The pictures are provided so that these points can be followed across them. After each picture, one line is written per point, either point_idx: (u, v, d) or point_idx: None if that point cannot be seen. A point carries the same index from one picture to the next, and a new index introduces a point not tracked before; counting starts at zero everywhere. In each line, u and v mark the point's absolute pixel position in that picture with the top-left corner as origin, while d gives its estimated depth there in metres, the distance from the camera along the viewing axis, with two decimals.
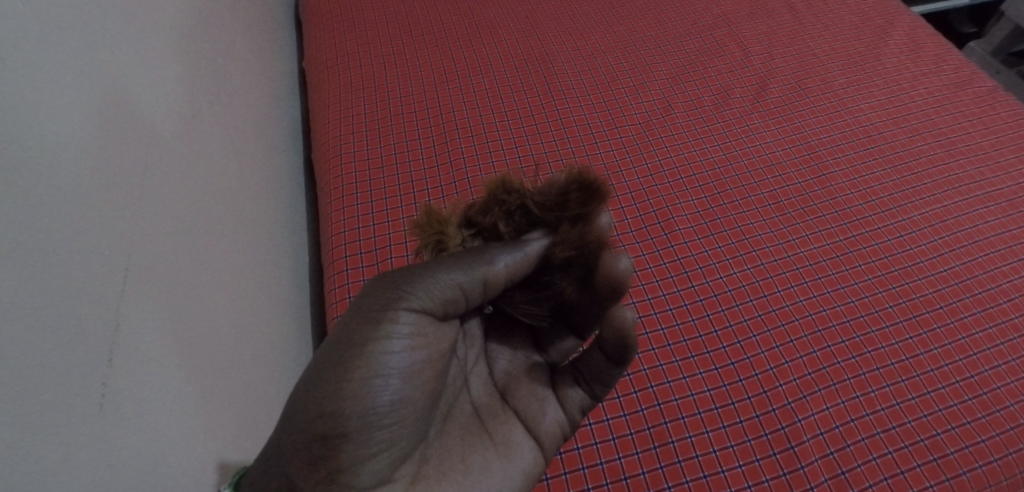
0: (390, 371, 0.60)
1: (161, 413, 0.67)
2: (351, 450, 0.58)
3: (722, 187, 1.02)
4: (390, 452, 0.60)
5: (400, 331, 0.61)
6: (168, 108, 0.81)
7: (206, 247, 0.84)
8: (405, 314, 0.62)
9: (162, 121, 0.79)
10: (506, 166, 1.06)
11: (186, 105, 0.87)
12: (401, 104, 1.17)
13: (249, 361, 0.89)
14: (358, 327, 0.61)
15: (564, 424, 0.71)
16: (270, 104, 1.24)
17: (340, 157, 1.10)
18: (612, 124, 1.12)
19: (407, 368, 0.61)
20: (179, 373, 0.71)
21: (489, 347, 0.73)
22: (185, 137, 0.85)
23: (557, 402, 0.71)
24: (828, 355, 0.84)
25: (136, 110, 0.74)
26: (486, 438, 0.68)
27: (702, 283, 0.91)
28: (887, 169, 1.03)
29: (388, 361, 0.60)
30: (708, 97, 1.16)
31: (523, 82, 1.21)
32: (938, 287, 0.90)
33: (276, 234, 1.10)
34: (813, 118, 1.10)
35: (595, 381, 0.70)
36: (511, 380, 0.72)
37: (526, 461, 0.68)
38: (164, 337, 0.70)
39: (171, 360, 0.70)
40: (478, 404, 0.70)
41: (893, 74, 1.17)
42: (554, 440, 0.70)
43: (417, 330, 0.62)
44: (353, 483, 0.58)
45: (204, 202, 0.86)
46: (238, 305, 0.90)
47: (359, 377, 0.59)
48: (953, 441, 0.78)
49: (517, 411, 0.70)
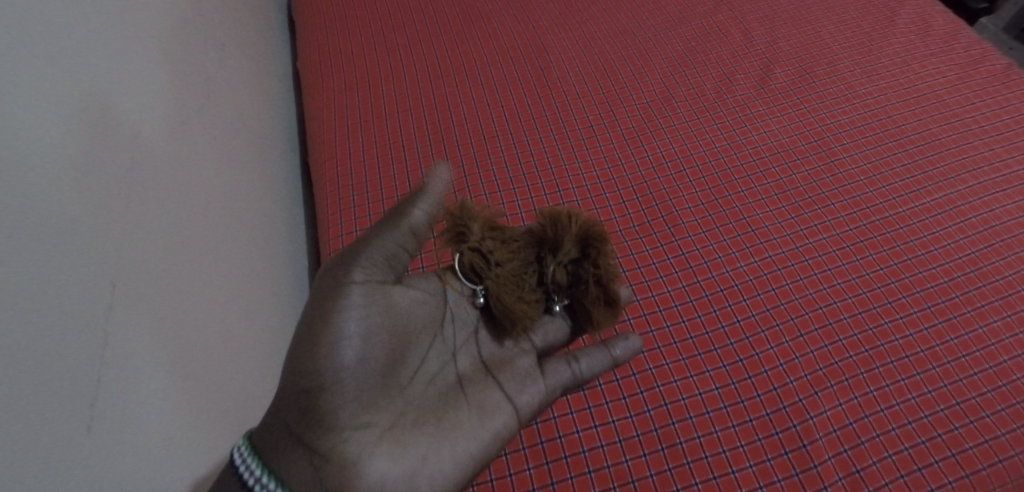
0: (353, 328, 0.62)
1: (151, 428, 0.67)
2: (333, 400, 0.60)
3: (726, 177, 1.00)
4: (364, 402, 0.62)
5: (355, 289, 0.64)
6: (155, 120, 0.81)
7: (199, 257, 0.84)
8: (357, 276, 0.65)
9: (150, 133, 0.79)
10: (505, 162, 1.04)
11: (175, 114, 0.87)
12: (397, 103, 1.15)
13: (249, 369, 0.89)
14: (322, 294, 0.64)
15: (543, 395, 0.70)
16: (264, 108, 1.23)
17: (335, 159, 1.08)
18: (613, 116, 1.10)
19: (370, 322, 0.64)
20: (171, 385, 0.71)
21: (480, 336, 0.75)
22: (174, 147, 0.84)
23: (542, 376, 0.72)
24: (839, 350, 0.82)
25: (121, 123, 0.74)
26: (463, 401, 0.68)
27: (707, 278, 0.90)
28: (898, 153, 0.99)
29: (348, 320, 0.63)
30: (710, 84, 1.13)
31: (521, 75, 1.18)
32: (953, 275, 0.87)
33: (275, 239, 1.09)
34: (819, 103, 1.07)
35: (585, 358, 0.73)
36: (494, 357, 0.73)
37: (500, 424, 0.67)
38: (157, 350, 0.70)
39: (164, 373, 0.71)
40: (461, 375, 0.71)
41: (902, 54, 1.14)
42: (532, 411, 0.69)
43: (371, 289, 0.66)
44: (338, 430, 0.60)
45: (196, 213, 0.86)
46: (238, 313, 0.90)
47: (329, 335, 0.61)
48: (971, 436, 0.75)
49: (498, 383, 0.70)
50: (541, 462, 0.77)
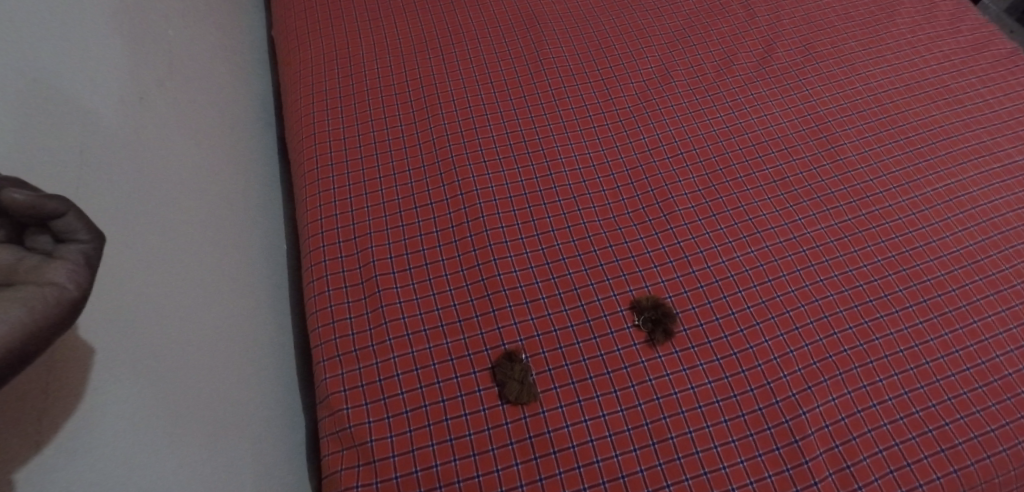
0: None
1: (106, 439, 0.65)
2: None
3: (724, 162, 0.97)
4: None
5: None
6: (101, 100, 0.75)
7: (161, 251, 0.80)
8: None
9: (96, 114, 0.74)
10: (494, 142, 1.00)
11: (129, 90, 0.81)
12: (379, 76, 1.09)
13: (223, 359, 0.85)
14: None
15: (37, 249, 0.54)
16: (236, 79, 1.17)
17: (313, 135, 1.03)
18: (608, 95, 1.05)
19: None
20: (125, 391, 0.68)
21: None
22: (127, 129, 0.79)
23: None
24: (834, 344, 0.80)
25: (60, 105, 0.68)
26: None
27: (702, 268, 0.87)
28: (899, 141, 0.97)
29: None
30: (709, 63, 1.08)
31: (511, 49, 1.12)
32: (950, 269, 0.86)
33: (252, 219, 1.04)
34: (821, 86, 1.04)
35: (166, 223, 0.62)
36: None
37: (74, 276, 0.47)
38: (109, 353, 0.67)
39: (118, 378, 0.68)
40: None
41: (907, 35, 1.10)
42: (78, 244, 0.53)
43: None
44: None
45: (153, 199, 0.81)
46: (207, 303, 0.86)
47: None
48: (962, 432, 0.75)
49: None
50: (528, 458, 0.75)
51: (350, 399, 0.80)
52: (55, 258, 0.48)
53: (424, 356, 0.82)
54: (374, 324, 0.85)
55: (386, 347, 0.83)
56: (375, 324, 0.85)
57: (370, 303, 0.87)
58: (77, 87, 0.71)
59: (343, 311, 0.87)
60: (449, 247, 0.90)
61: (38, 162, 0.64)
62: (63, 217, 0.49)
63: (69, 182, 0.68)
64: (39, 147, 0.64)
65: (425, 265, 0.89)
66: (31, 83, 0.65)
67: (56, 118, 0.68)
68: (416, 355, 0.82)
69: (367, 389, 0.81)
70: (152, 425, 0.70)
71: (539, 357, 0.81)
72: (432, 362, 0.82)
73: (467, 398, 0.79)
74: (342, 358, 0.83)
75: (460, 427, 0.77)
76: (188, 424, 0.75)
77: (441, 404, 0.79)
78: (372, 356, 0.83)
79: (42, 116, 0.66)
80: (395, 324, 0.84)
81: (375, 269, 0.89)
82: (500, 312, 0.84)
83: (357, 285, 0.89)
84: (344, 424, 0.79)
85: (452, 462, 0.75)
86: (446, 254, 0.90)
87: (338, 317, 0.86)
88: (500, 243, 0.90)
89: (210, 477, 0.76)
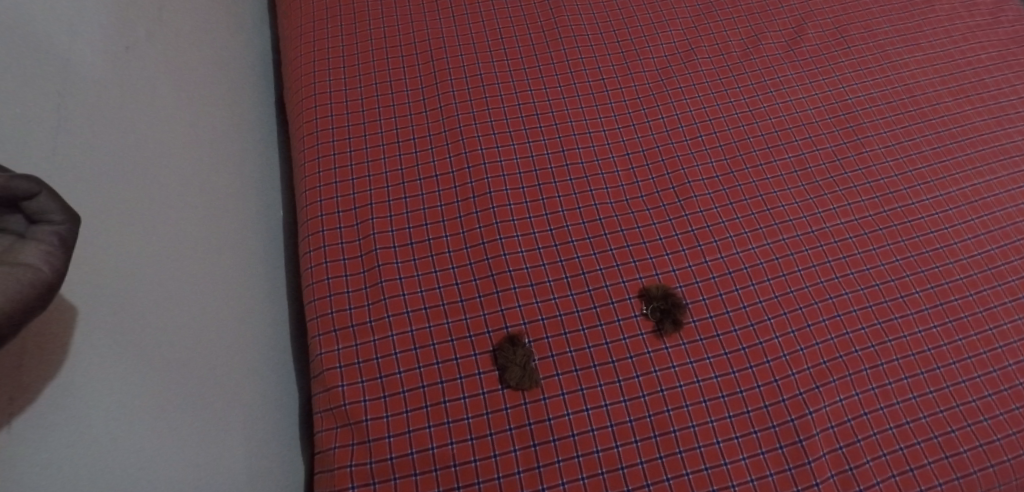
0: None
1: (91, 412, 0.61)
2: None
3: (745, 147, 0.93)
4: None
5: None
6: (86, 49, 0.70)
7: (149, 215, 0.76)
8: None
9: (81, 64, 0.69)
10: (505, 113, 0.95)
11: (115, 39, 0.75)
12: (387, 36, 1.04)
13: (216, 327, 0.83)
14: None
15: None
16: (232, 30, 1.10)
17: (313, 96, 0.97)
18: (628, 69, 1.00)
19: None
20: (112, 360, 0.65)
21: None
22: (113, 83, 0.74)
23: None
24: (845, 343, 0.78)
25: (40, 54, 0.64)
26: None
27: (716, 258, 0.84)
28: (928, 135, 0.93)
29: None
30: (735, 41, 1.03)
31: (528, 14, 1.07)
32: (969, 273, 0.83)
33: (247, 180, 1.00)
34: (851, 72, 0.99)
35: None
36: None
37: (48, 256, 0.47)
38: (94, 322, 0.64)
39: (105, 347, 0.65)
40: None
41: (945, 23, 1.06)
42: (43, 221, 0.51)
43: None
44: None
45: (143, 158, 0.77)
46: (200, 269, 0.82)
47: None
48: (967, 439, 0.74)
49: None
50: (526, 445, 0.74)
51: (346, 376, 0.78)
52: (28, 240, 0.47)
53: (424, 335, 0.79)
54: (372, 299, 0.82)
55: (384, 324, 0.80)
56: (373, 300, 0.82)
57: (368, 278, 0.84)
58: (57, 37, 0.66)
59: (341, 284, 0.83)
60: (453, 222, 0.87)
61: (16, 115, 0.59)
62: (37, 197, 0.48)
63: (50, 138, 0.63)
64: (19, 102, 0.60)
65: (426, 240, 0.86)
66: (10, 35, 0.61)
67: (35, 73, 0.63)
68: (415, 334, 0.80)
69: (363, 366, 0.78)
70: (141, 395, 0.68)
71: (542, 342, 0.79)
72: (431, 342, 0.79)
73: (466, 380, 0.77)
74: (338, 333, 0.80)
75: (458, 410, 0.75)
76: (177, 396, 0.72)
77: (440, 385, 0.77)
78: (369, 333, 0.80)
79: (19, 71, 0.61)
80: (394, 301, 0.81)
81: (375, 242, 0.85)
82: (504, 293, 0.82)
83: (356, 259, 0.85)
84: (339, 402, 0.76)
85: (448, 445, 0.74)
86: (449, 230, 0.86)
87: (335, 291, 0.83)
88: (507, 222, 0.86)
89: (201, 448, 0.74)
